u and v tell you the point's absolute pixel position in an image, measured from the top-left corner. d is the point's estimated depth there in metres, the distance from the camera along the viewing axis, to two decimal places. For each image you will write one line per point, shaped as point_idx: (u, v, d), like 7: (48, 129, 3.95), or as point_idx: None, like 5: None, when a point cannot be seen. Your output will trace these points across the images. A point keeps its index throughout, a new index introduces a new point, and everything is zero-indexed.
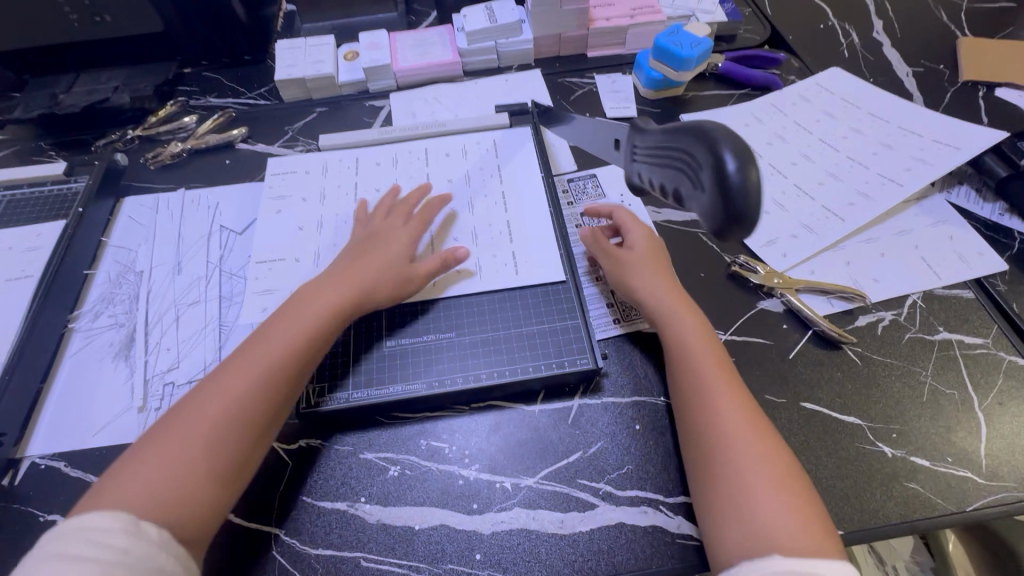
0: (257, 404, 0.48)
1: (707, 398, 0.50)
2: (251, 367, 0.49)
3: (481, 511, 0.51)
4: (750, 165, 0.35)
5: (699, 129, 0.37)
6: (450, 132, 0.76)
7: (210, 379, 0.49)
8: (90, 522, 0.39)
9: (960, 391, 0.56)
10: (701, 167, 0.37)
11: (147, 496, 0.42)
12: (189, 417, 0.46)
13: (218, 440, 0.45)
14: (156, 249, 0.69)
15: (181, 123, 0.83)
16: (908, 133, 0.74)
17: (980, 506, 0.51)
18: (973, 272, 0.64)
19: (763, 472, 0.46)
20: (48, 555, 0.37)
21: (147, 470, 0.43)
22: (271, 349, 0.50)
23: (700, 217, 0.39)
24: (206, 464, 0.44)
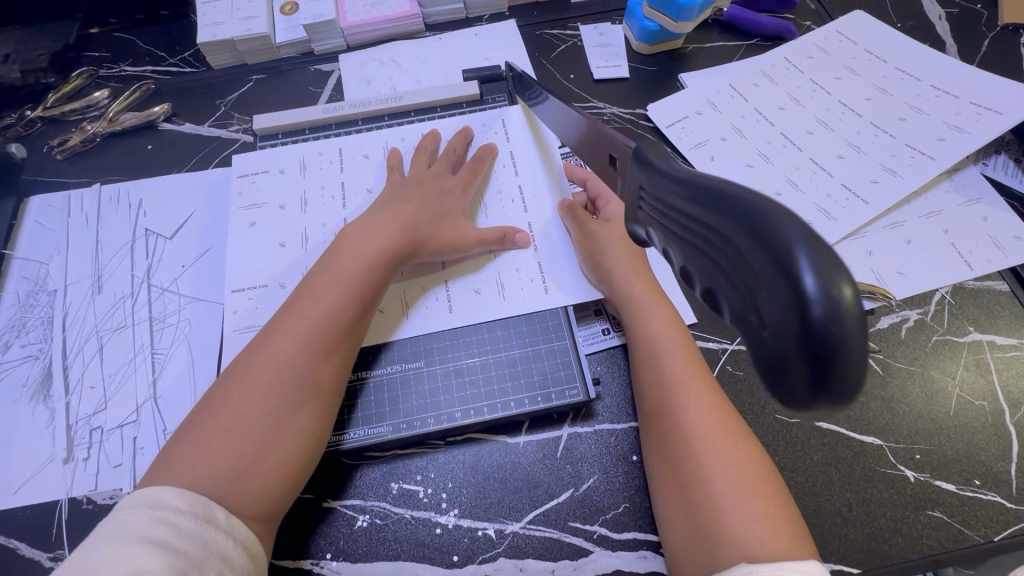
0: (320, 372, 0.45)
1: (668, 389, 0.46)
2: (309, 332, 0.46)
3: (463, 564, 0.46)
4: (847, 292, 0.19)
5: (749, 215, 0.22)
6: (409, 106, 0.64)
7: (261, 349, 0.46)
8: (161, 502, 0.38)
9: (990, 401, 0.51)
10: (759, 282, 0.21)
11: (210, 477, 0.40)
12: (246, 389, 0.43)
13: (279, 414, 0.43)
14: (70, 262, 0.59)
15: (89, 99, 0.69)
16: (940, 94, 0.64)
17: (1010, 535, 0.46)
18: (1009, 260, 0.56)
19: (728, 470, 0.42)
20: (119, 535, 0.36)
21: (206, 448, 0.41)
22: (329, 310, 0.47)
23: (754, 356, 0.23)
24: (270, 442, 0.42)
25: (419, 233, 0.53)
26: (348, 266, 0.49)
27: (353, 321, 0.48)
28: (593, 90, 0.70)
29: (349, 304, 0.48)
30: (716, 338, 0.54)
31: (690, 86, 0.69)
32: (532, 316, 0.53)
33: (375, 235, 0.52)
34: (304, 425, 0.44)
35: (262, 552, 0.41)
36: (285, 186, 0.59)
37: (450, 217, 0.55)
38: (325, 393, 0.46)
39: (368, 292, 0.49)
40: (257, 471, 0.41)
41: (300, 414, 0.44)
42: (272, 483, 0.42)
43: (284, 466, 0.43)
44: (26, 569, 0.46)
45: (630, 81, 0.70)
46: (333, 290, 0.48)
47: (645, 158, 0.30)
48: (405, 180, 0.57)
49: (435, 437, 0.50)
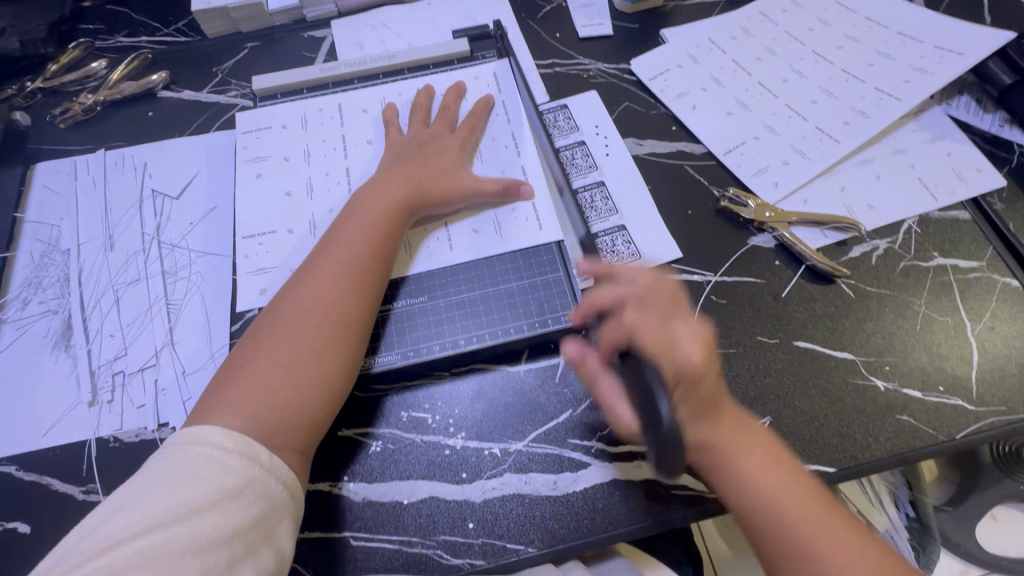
0: (353, 310, 0.48)
1: (762, 492, 0.45)
2: (340, 275, 0.49)
3: (471, 480, 0.49)
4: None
5: (642, 378, 0.41)
6: (402, 65, 0.67)
7: (293, 294, 0.49)
8: (207, 440, 0.41)
9: (952, 317, 0.55)
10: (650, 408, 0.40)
11: (254, 412, 0.43)
12: (287, 328, 0.47)
13: (319, 349, 0.46)
14: (81, 223, 0.62)
15: (88, 70, 0.71)
16: (907, 40, 0.67)
17: (969, 433, 0.50)
18: (971, 191, 0.60)
19: (833, 553, 0.42)
20: (169, 464, 0.40)
21: (249, 387, 0.44)
22: (356, 254, 0.50)
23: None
24: (309, 374, 0.45)
25: (426, 185, 0.56)
26: (368, 214, 0.53)
27: (379, 264, 0.51)
28: (578, 48, 0.72)
29: (375, 249, 0.51)
30: (700, 271, 0.58)
31: (672, 40, 0.72)
32: (528, 253, 0.56)
33: (387, 186, 0.55)
34: (341, 359, 0.47)
35: (299, 485, 0.44)
36: (286, 144, 0.62)
37: (447, 166, 0.58)
38: (360, 331, 0.48)
39: (387, 236, 0.52)
40: (297, 405, 0.44)
41: (338, 349, 0.47)
42: (310, 415, 0.45)
43: (324, 397, 0.46)
44: (60, 501, 0.49)
45: (613, 38, 0.73)
46: (359, 236, 0.51)
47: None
48: (406, 140, 0.60)
49: (441, 368, 0.53)
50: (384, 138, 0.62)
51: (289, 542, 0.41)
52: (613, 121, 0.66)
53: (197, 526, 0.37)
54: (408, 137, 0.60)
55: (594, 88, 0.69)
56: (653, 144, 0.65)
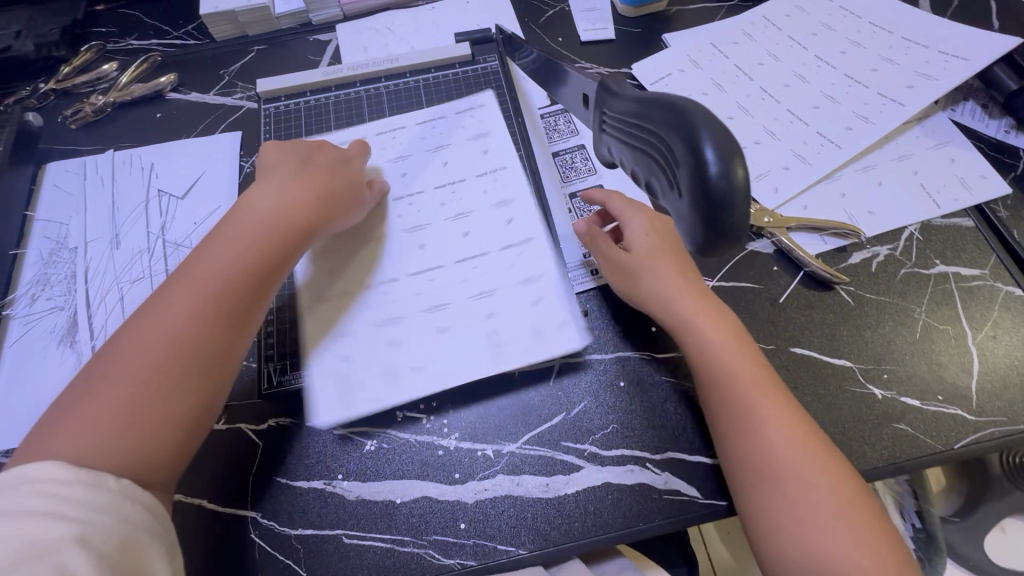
0: (211, 341, 0.45)
1: (774, 444, 0.44)
2: (190, 300, 0.46)
3: (463, 481, 0.50)
4: (736, 162, 0.29)
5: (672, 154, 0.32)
6: (404, 69, 0.68)
7: (146, 316, 0.45)
8: (41, 475, 0.37)
9: (953, 326, 0.54)
10: (679, 161, 0.31)
11: (86, 450, 0.39)
12: (129, 360, 0.43)
13: (170, 379, 0.43)
14: (89, 221, 0.63)
15: (99, 72, 0.72)
16: (912, 44, 0.67)
17: (969, 443, 0.50)
18: (974, 198, 0.60)
19: (833, 512, 0.42)
20: (12, 504, 0.35)
21: (86, 421, 0.40)
22: (219, 275, 0.48)
23: (685, 221, 0.34)
24: (161, 414, 0.42)
25: (327, 196, 0.55)
26: (250, 234, 0.51)
27: (246, 284, 0.48)
28: (580, 52, 0.73)
29: (244, 268, 0.49)
30: None
31: (674, 45, 0.72)
32: (524, 257, 0.57)
33: (276, 200, 0.53)
34: (203, 388, 0.44)
35: (163, 510, 0.41)
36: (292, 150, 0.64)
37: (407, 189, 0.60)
38: (233, 356, 0.47)
39: (267, 260, 0.50)
40: (157, 437, 0.41)
41: (203, 377, 0.44)
42: (173, 447, 0.42)
43: (180, 429, 0.43)
44: None
45: (615, 42, 0.73)
46: (230, 252, 0.49)
47: (603, 83, 0.40)
48: (308, 147, 0.60)
49: None
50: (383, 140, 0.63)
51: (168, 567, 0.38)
52: None
53: (47, 568, 0.33)
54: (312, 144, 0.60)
55: None
56: None
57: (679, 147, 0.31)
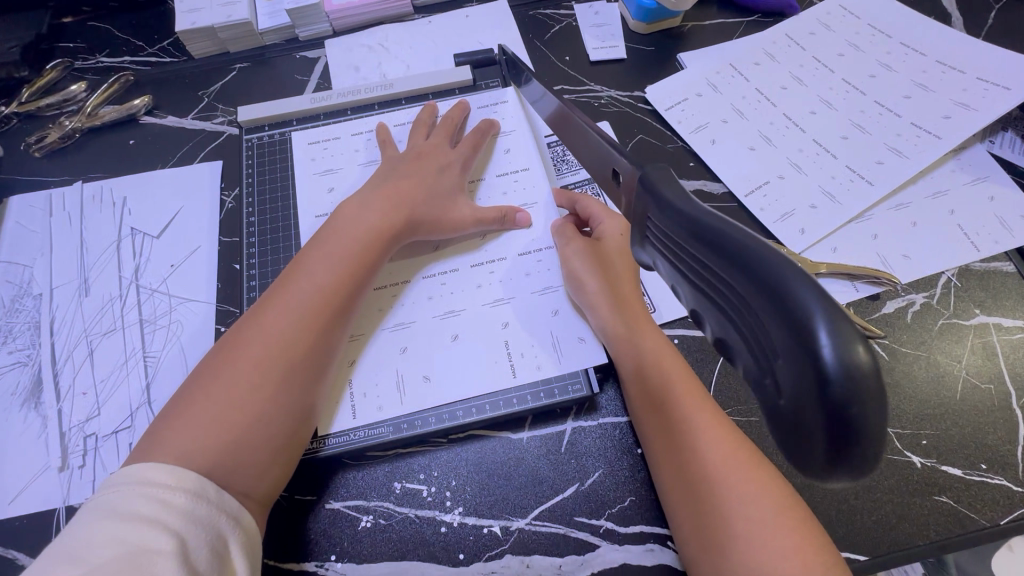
0: (307, 342, 0.45)
1: (700, 449, 0.42)
2: (297, 307, 0.45)
3: (469, 562, 0.45)
4: (860, 347, 0.18)
5: (769, 342, 0.20)
6: (400, 95, 0.63)
7: (254, 317, 0.45)
8: (147, 479, 0.36)
9: (996, 384, 0.50)
10: (781, 354, 0.20)
11: (192, 451, 0.39)
12: (229, 369, 0.42)
13: (270, 389, 0.42)
14: (56, 264, 0.58)
15: (66, 93, 0.66)
16: (947, 69, 0.62)
17: (1015, 518, 0.46)
18: (1016, 240, 0.55)
19: (761, 514, 0.38)
20: (110, 511, 0.35)
21: (193, 419, 0.40)
22: (323, 284, 0.47)
23: (767, 415, 0.22)
24: (254, 415, 0.41)
25: (419, 211, 0.52)
26: (350, 234, 0.49)
27: (347, 298, 0.47)
28: (589, 73, 0.67)
29: (344, 281, 0.48)
30: None
31: (691, 66, 0.67)
32: (531, 311, 0.52)
33: (371, 209, 0.51)
34: (298, 403, 0.44)
35: (257, 532, 0.41)
36: (278, 186, 0.59)
37: (446, 190, 0.55)
38: (324, 369, 0.46)
39: (364, 263, 0.49)
40: (252, 440, 0.41)
41: (297, 389, 0.44)
42: (265, 455, 0.41)
43: (276, 441, 0.42)
44: None
45: (627, 62, 0.68)
46: (325, 263, 0.48)
47: (648, 181, 0.28)
48: (401, 156, 0.56)
49: (437, 435, 0.49)
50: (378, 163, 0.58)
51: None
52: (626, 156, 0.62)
53: None
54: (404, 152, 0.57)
55: (607, 119, 0.64)
56: None
57: (782, 337, 0.19)
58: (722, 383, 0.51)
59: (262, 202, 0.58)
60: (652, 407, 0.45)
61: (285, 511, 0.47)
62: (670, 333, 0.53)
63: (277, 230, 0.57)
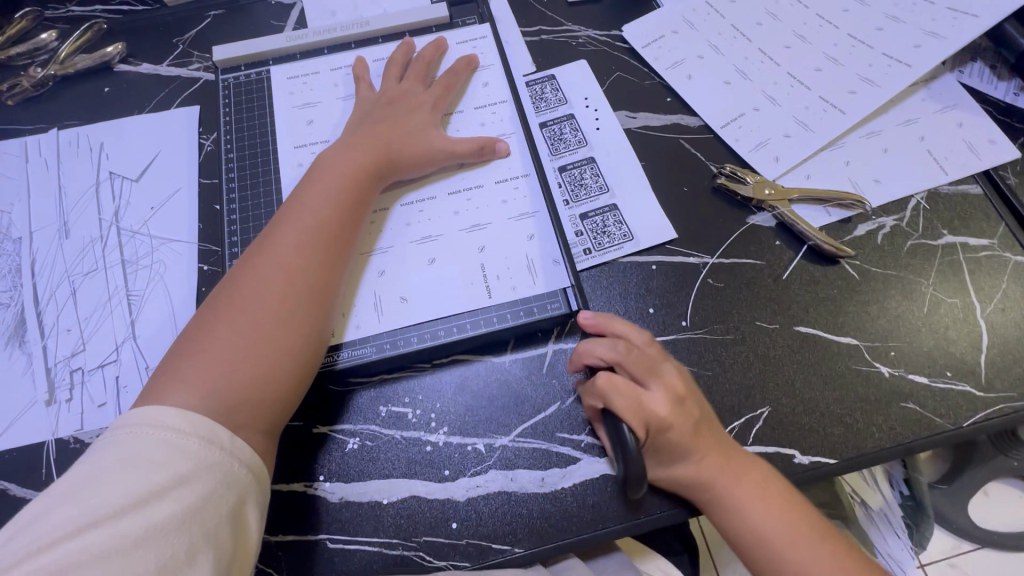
0: (315, 278, 0.46)
1: (749, 517, 0.44)
2: (302, 245, 0.47)
3: (454, 478, 0.47)
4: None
5: None
6: (376, 34, 0.62)
7: (257, 258, 0.47)
8: (162, 422, 0.38)
9: (961, 299, 0.52)
10: None
11: (213, 389, 0.40)
12: (240, 310, 0.44)
13: (283, 321, 0.44)
14: (35, 208, 0.57)
15: (38, 41, 0.65)
16: (918, 1, 0.63)
17: (976, 421, 0.48)
18: (983, 163, 0.57)
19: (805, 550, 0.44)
20: (115, 451, 0.36)
21: (209, 359, 0.42)
22: (322, 221, 0.48)
23: None
24: (272, 351, 0.43)
25: (397, 150, 0.53)
26: (341, 175, 0.51)
27: (348, 232, 0.49)
28: (566, 13, 0.67)
29: (343, 217, 0.49)
30: (697, 253, 0.54)
31: (667, 4, 0.67)
32: (510, 240, 0.53)
33: (358, 147, 0.53)
34: (312, 330, 0.45)
35: (265, 470, 0.41)
36: (256, 128, 0.58)
37: (419, 128, 0.55)
38: (333, 298, 0.48)
39: (358, 204, 0.51)
40: (270, 374, 0.43)
41: (309, 319, 0.45)
42: (281, 387, 0.43)
43: (293, 367, 0.44)
44: (18, 507, 0.46)
45: (604, 2, 0.68)
46: (322, 204, 0.49)
47: None
48: (376, 97, 0.57)
49: (421, 361, 0.50)
50: (355, 96, 0.59)
51: (258, 521, 0.39)
52: (604, 93, 0.62)
53: (128, 525, 0.33)
54: (378, 94, 0.57)
55: (584, 58, 0.64)
56: (648, 115, 0.61)
57: None
58: (699, 305, 0.52)
59: (241, 143, 0.58)
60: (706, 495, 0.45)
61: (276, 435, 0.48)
62: (648, 259, 0.54)
63: (257, 168, 0.57)
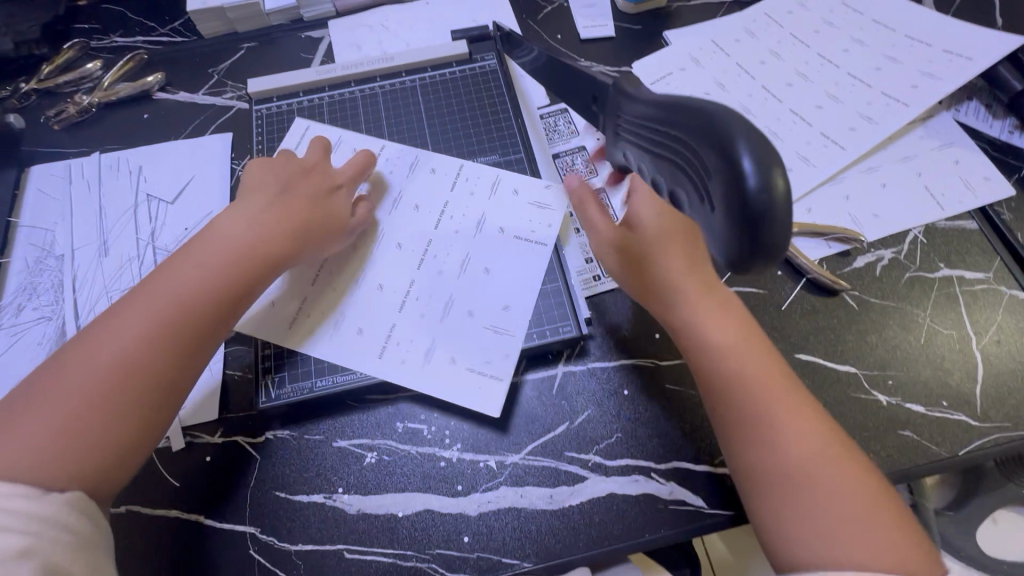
0: (173, 356, 0.43)
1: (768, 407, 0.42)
2: (165, 315, 0.44)
3: (467, 493, 0.49)
4: (776, 174, 0.31)
5: (714, 165, 0.33)
6: (399, 68, 0.66)
7: (119, 321, 0.44)
8: None
9: (956, 330, 0.54)
10: (713, 174, 0.34)
11: (23, 471, 0.37)
12: (76, 383, 0.41)
13: (126, 399, 0.41)
14: (77, 228, 0.61)
15: (84, 70, 0.70)
16: (915, 43, 0.66)
17: (972, 449, 0.50)
18: (979, 200, 0.59)
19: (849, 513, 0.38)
20: None
21: (36, 434, 0.39)
22: (189, 293, 0.45)
23: (716, 239, 0.37)
24: (103, 432, 0.40)
25: (300, 229, 0.51)
26: (228, 249, 0.48)
27: (229, 306, 0.47)
28: (579, 49, 0.71)
29: (220, 290, 0.47)
30: None
31: (675, 43, 0.70)
32: (523, 267, 0.56)
33: (249, 220, 0.50)
34: (161, 408, 0.43)
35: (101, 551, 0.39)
36: (277, 154, 0.61)
37: (318, 203, 0.54)
38: (192, 375, 0.45)
39: (240, 280, 0.48)
40: (98, 456, 0.40)
41: (160, 401, 0.43)
42: (107, 469, 0.40)
43: (120, 451, 0.41)
44: None
45: (615, 40, 0.71)
46: (204, 272, 0.47)
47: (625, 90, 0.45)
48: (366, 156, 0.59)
49: None
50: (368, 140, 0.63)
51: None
52: None
53: None
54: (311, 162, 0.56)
55: None
56: None
57: (716, 158, 0.33)
58: None
59: None
60: (722, 371, 0.43)
61: (298, 447, 0.51)
62: None
63: None
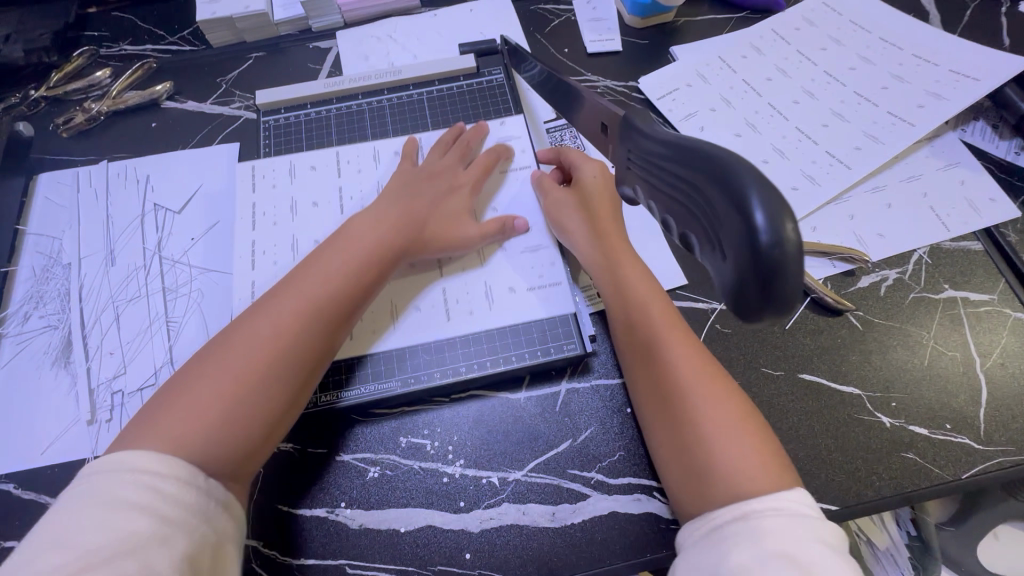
0: (316, 335, 0.46)
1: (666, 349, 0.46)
2: (307, 298, 0.47)
3: (469, 509, 0.49)
4: (789, 224, 0.26)
5: (721, 212, 0.28)
6: (406, 81, 0.67)
7: (268, 306, 0.47)
8: (137, 467, 0.37)
9: (960, 352, 0.54)
10: (723, 220, 0.28)
11: (185, 441, 0.39)
12: (238, 354, 0.43)
13: (273, 375, 0.43)
14: (84, 236, 0.61)
15: (92, 78, 0.70)
16: (921, 62, 0.66)
17: (975, 473, 0.50)
18: (985, 221, 0.59)
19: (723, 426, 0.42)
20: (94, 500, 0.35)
21: (194, 403, 0.41)
22: (339, 279, 0.49)
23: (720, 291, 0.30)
24: (257, 403, 0.42)
25: (419, 234, 0.54)
26: (359, 244, 0.51)
27: (362, 294, 0.50)
28: (586, 63, 0.71)
29: (353, 279, 0.49)
30: (706, 299, 0.57)
31: (682, 58, 0.70)
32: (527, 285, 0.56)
33: (382, 221, 0.54)
34: (296, 383, 0.45)
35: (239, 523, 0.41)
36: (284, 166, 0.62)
37: (453, 215, 0.57)
38: (325, 358, 0.47)
39: (370, 272, 0.51)
40: (241, 429, 0.41)
41: (300, 377, 0.45)
42: (252, 439, 0.42)
43: (265, 421, 0.43)
44: None
45: (622, 54, 0.71)
46: (339, 265, 0.50)
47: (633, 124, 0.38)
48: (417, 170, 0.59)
49: (441, 395, 0.53)
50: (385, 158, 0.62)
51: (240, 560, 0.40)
52: None
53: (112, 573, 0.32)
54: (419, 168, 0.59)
55: None
56: None
57: (726, 203, 0.28)
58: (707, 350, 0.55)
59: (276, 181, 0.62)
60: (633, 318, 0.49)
61: (303, 463, 0.51)
62: None
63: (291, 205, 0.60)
